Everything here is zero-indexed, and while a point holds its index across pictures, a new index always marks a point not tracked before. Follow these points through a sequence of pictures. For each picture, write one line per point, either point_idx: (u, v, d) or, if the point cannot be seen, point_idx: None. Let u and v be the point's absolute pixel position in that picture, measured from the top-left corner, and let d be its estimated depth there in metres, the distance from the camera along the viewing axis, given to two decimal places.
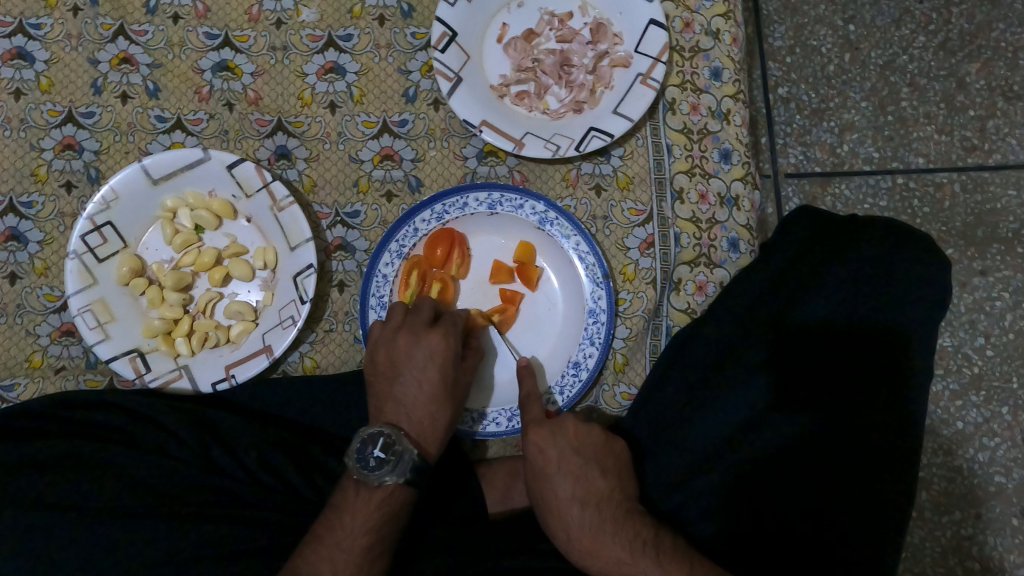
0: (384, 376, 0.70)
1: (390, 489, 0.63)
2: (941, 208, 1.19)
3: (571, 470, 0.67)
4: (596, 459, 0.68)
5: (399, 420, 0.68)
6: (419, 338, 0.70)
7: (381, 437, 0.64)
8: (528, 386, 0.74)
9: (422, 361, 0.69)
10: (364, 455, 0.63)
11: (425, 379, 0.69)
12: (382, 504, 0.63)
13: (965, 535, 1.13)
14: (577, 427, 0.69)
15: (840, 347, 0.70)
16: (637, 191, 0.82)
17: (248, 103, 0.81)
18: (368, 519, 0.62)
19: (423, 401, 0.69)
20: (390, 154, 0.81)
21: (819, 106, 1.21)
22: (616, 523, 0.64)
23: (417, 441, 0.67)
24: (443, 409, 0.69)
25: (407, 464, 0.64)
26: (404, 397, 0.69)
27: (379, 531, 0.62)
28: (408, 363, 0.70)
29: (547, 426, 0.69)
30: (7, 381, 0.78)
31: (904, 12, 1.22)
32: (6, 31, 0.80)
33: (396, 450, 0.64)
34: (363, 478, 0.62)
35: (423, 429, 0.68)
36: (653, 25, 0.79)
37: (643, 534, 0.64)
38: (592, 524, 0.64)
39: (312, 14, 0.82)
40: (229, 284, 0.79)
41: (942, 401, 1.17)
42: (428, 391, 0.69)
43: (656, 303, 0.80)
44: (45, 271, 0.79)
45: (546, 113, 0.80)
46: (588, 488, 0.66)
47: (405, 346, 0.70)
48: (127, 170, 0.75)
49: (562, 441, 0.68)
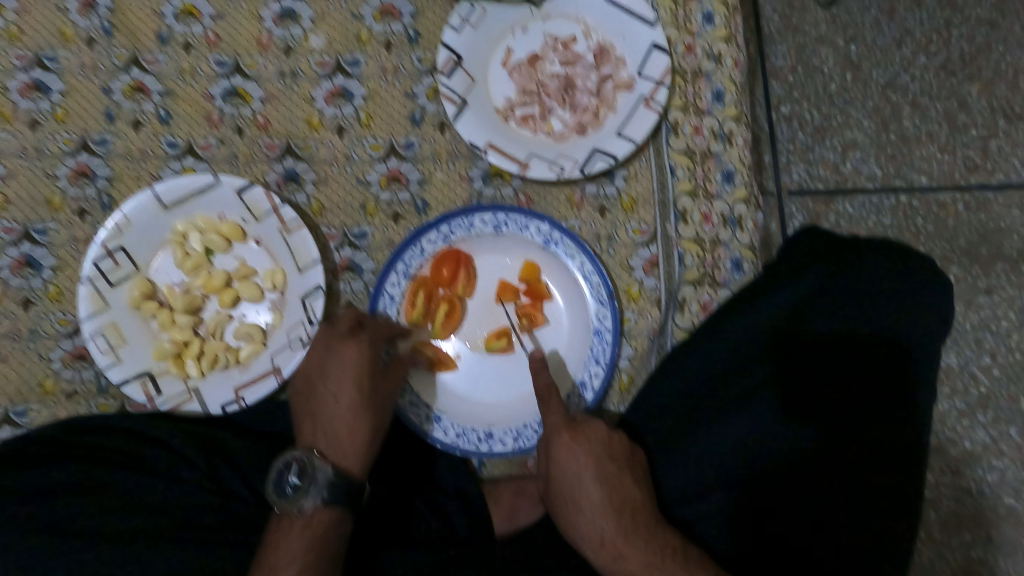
0: (302, 396, 0.72)
1: (310, 514, 0.65)
2: (945, 226, 1.19)
3: (606, 476, 0.67)
4: (628, 468, 0.69)
5: (316, 439, 0.70)
6: (329, 351, 0.72)
7: (294, 462, 0.66)
8: (543, 382, 0.72)
9: (334, 374, 0.71)
10: (281, 482, 0.65)
11: (337, 394, 0.70)
12: (304, 531, 0.64)
13: (976, 557, 1.12)
14: (610, 434, 0.70)
15: (847, 365, 0.70)
16: (641, 212, 0.83)
17: (257, 128, 0.82)
18: (301, 547, 0.63)
19: (341, 414, 0.70)
20: (397, 176, 0.83)
21: (821, 124, 1.22)
22: (647, 530, 0.66)
23: (334, 456, 0.68)
24: (360, 419, 0.70)
25: (323, 483, 0.66)
26: (319, 415, 0.71)
27: (312, 556, 0.63)
28: (323, 378, 0.71)
29: (580, 430, 0.69)
30: (20, 407, 0.79)
31: (904, 33, 1.23)
32: (24, 64, 0.81)
33: (310, 473, 0.66)
34: (283, 505, 0.64)
35: (340, 444, 0.69)
36: (656, 49, 0.80)
37: (672, 543, 0.65)
38: (626, 530, 0.65)
39: (320, 40, 0.83)
40: (239, 305, 0.80)
41: (948, 420, 1.16)
42: (341, 403, 0.70)
43: (661, 322, 0.81)
44: (58, 297, 0.81)
45: (551, 136, 0.81)
46: (623, 495, 0.67)
47: (320, 362, 0.72)
48: (139, 196, 0.76)
49: (596, 448, 0.68)
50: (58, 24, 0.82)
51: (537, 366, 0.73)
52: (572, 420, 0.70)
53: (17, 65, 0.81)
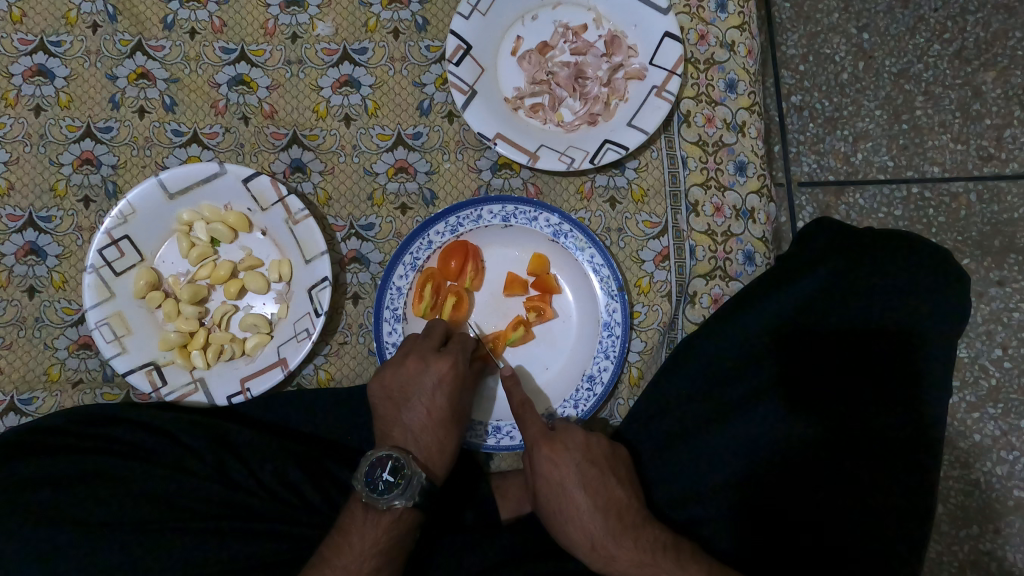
0: (392, 400, 0.71)
1: (398, 513, 0.64)
2: (957, 217, 1.18)
3: (589, 482, 0.67)
4: (611, 469, 0.69)
5: (408, 444, 0.70)
6: (431, 363, 0.71)
7: (390, 459, 0.65)
8: (518, 397, 0.71)
9: (432, 388, 0.71)
10: (373, 478, 0.64)
11: (434, 406, 0.71)
12: (389, 527, 0.63)
13: (983, 550, 1.12)
14: (586, 438, 0.69)
15: (859, 362, 0.69)
16: (652, 204, 0.81)
17: (263, 116, 0.81)
18: (376, 541, 0.62)
19: (436, 426, 0.71)
20: (404, 166, 0.81)
21: (833, 114, 1.21)
22: (636, 529, 0.65)
23: (426, 465, 0.69)
24: (451, 433, 0.72)
25: (416, 487, 0.65)
26: (413, 423, 0.71)
27: (387, 551, 0.63)
28: (420, 389, 0.71)
29: (558, 440, 0.69)
30: (26, 395, 0.79)
31: (919, 20, 1.21)
32: (28, 49, 0.81)
33: (405, 474, 0.64)
34: (370, 501, 0.63)
35: (431, 454, 0.70)
36: (668, 37, 0.79)
37: (663, 538, 0.65)
38: (614, 531, 0.65)
39: (327, 28, 0.82)
40: (245, 296, 0.79)
41: (958, 413, 1.15)
42: (437, 417, 0.71)
43: (672, 316, 0.80)
44: (63, 284, 0.80)
45: (560, 126, 0.80)
46: (608, 498, 0.67)
47: (414, 370, 0.71)
48: (144, 184, 0.75)
49: (576, 455, 0.68)
50: (62, 9, 0.82)
51: (511, 381, 0.71)
52: (551, 431, 0.70)
53: (21, 50, 0.81)
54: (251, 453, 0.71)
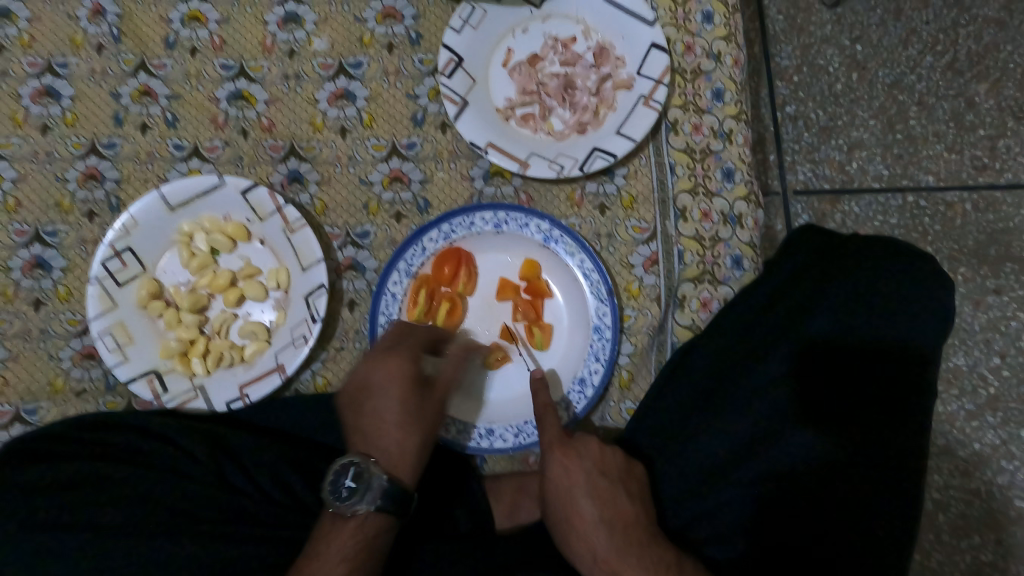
0: (355, 407, 0.72)
1: (362, 518, 0.65)
2: (953, 226, 1.19)
3: (598, 491, 0.69)
4: (623, 484, 0.70)
5: (370, 449, 0.70)
6: (375, 366, 0.72)
7: (352, 466, 0.66)
8: (541, 399, 0.75)
9: (385, 388, 0.71)
10: (338, 485, 0.65)
11: (390, 407, 0.71)
12: (354, 533, 0.65)
13: (985, 561, 1.11)
14: (601, 449, 0.71)
15: (857, 370, 0.69)
16: (640, 210, 0.83)
17: (261, 129, 0.84)
18: (342, 550, 0.63)
19: (395, 427, 0.70)
20: (399, 176, 0.83)
21: (826, 124, 1.22)
22: (640, 546, 0.66)
23: (390, 468, 0.69)
24: (412, 434, 0.71)
25: (377, 491, 0.66)
26: (374, 427, 0.71)
27: (355, 559, 0.63)
28: (376, 392, 0.72)
29: (572, 447, 0.71)
30: (31, 405, 0.80)
31: (910, 32, 1.23)
32: (36, 71, 0.84)
33: (366, 478, 0.66)
34: (338, 509, 0.64)
35: (394, 457, 0.69)
36: (655, 48, 0.81)
37: (666, 558, 0.65)
38: (619, 546, 0.66)
39: (324, 43, 0.85)
40: (244, 304, 0.81)
41: (957, 422, 1.15)
42: (394, 418, 0.70)
43: (661, 319, 0.81)
44: (67, 297, 0.82)
45: (550, 135, 0.82)
46: (614, 509, 0.68)
47: (366, 374, 0.72)
48: (146, 197, 0.78)
49: (588, 464, 0.70)
50: (69, 32, 0.85)
51: (535, 384, 0.75)
52: (566, 438, 0.72)
53: (30, 72, 0.84)
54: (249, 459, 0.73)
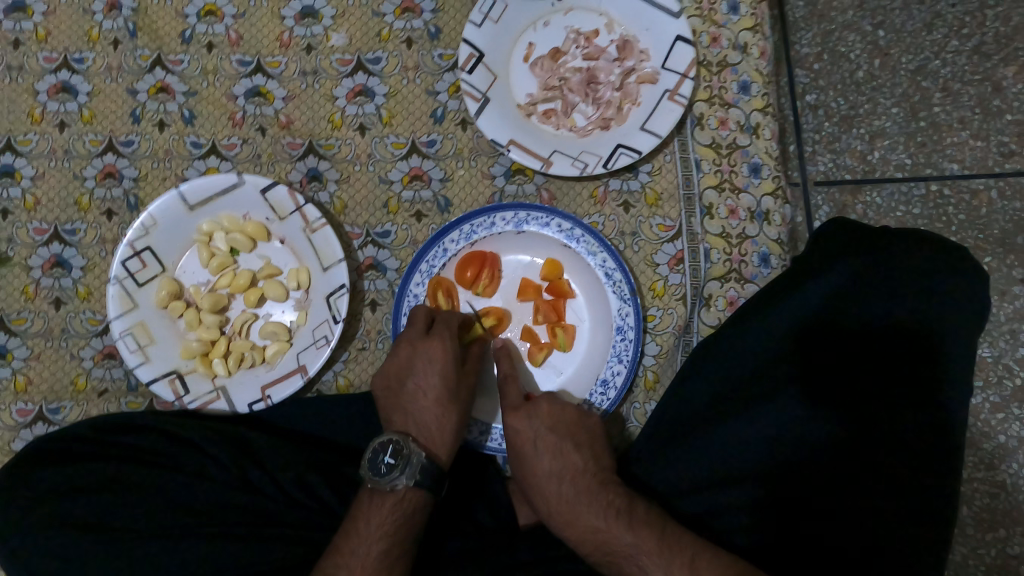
0: (391, 388, 0.73)
1: (401, 493, 0.65)
2: (978, 215, 1.16)
3: (545, 446, 0.71)
4: (568, 436, 0.72)
5: (409, 428, 0.71)
6: (418, 347, 0.73)
7: (391, 444, 0.66)
8: (506, 366, 0.77)
9: (425, 368, 0.72)
10: (375, 463, 0.65)
11: (429, 385, 0.72)
12: (394, 509, 0.64)
13: (1012, 554, 1.09)
14: (550, 406, 0.74)
15: (884, 367, 0.68)
16: (665, 207, 0.82)
17: (280, 127, 0.83)
18: (381, 524, 0.63)
19: (432, 405, 0.71)
20: (419, 174, 0.82)
21: (848, 112, 1.20)
22: (586, 492, 0.67)
23: (428, 446, 0.70)
24: (451, 411, 0.72)
25: (416, 466, 0.66)
26: (411, 406, 0.72)
27: (394, 533, 0.64)
28: (412, 372, 0.73)
29: (522, 408, 0.73)
30: (54, 404, 0.81)
31: (935, 16, 1.20)
32: (52, 67, 0.84)
33: (405, 454, 0.66)
34: (376, 485, 0.64)
35: (433, 434, 0.71)
36: (680, 40, 0.79)
37: (615, 502, 0.65)
38: (565, 496, 0.67)
39: (341, 38, 0.83)
40: (264, 304, 0.81)
41: (982, 414, 1.14)
42: (435, 397, 0.72)
43: (687, 319, 0.80)
44: (87, 296, 0.82)
45: (574, 131, 0.80)
46: (562, 462, 0.70)
47: (405, 356, 0.73)
48: (165, 196, 0.77)
49: (535, 422, 0.73)
50: (85, 27, 0.84)
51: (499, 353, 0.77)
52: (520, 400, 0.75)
53: (46, 68, 0.84)
54: (273, 460, 0.72)
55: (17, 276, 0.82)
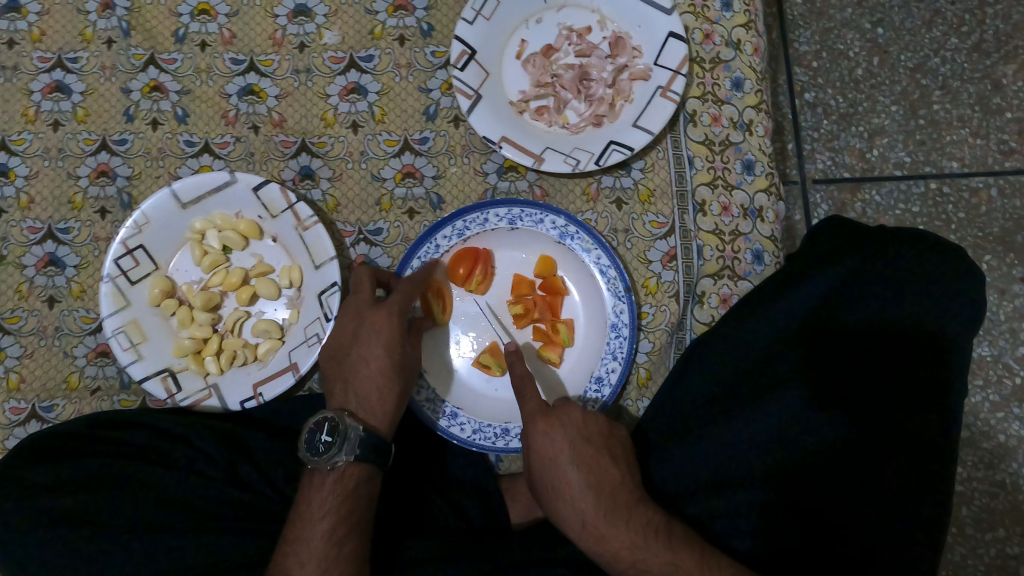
0: (334, 360, 0.72)
1: (342, 470, 0.65)
2: (978, 213, 1.16)
3: (582, 457, 0.67)
4: (607, 448, 0.68)
5: (348, 401, 0.69)
6: (363, 317, 0.71)
7: (325, 420, 0.65)
8: (518, 370, 0.73)
9: (367, 338, 0.70)
10: (312, 441, 0.64)
11: (371, 355, 0.70)
12: (335, 487, 0.64)
13: (1012, 554, 1.09)
14: (583, 415, 0.70)
15: (876, 366, 0.68)
16: (658, 204, 0.81)
17: (272, 125, 0.83)
18: (324, 503, 0.63)
19: (374, 376, 0.70)
20: (411, 172, 0.82)
21: (846, 110, 1.19)
22: (629, 509, 0.64)
23: (365, 418, 0.68)
24: (392, 384, 0.70)
25: (354, 441, 0.65)
26: (353, 377, 0.70)
27: (340, 511, 0.63)
28: (356, 343, 0.71)
29: (555, 415, 0.69)
30: (47, 402, 0.81)
31: (934, 13, 1.19)
32: (46, 66, 0.84)
33: (341, 431, 0.65)
34: (314, 465, 0.63)
35: (370, 406, 0.69)
36: (673, 37, 0.79)
37: (654, 520, 0.63)
38: (606, 509, 0.64)
39: (334, 36, 0.83)
40: (257, 302, 0.80)
41: (981, 413, 1.13)
42: (376, 367, 0.70)
43: (680, 316, 0.80)
44: (81, 294, 0.82)
45: (566, 128, 0.80)
46: (600, 475, 0.66)
47: (352, 325, 0.71)
48: (158, 194, 0.77)
49: (571, 431, 0.69)
50: (79, 26, 0.84)
51: (511, 358, 0.74)
52: (546, 406, 0.71)
53: (41, 67, 0.84)
54: (265, 459, 0.73)
55: (11, 275, 0.82)
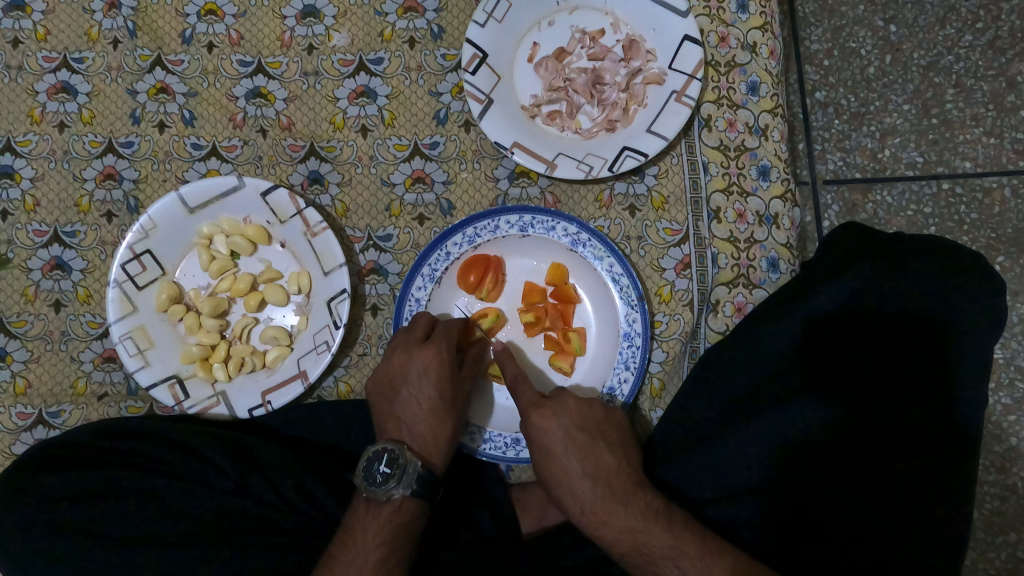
0: (384, 395, 0.71)
1: (398, 503, 0.65)
2: (991, 213, 1.14)
3: (577, 447, 0.68)
4: (601, 436, 0.70)
5: (403, 435, 0.70)
6: (412, 354, 0.71)
7: (386, 452, 0.65)
8: (510, 368, 0.72)
9: (419, 376, 0.71)
10: (370, 472, 0.64)
11: (423, 394, 0.71)
12: (390, 518, 0.64)
13: (1022, 558, 1.08)
14: (578, 404, 0.70)
15: (890, 376, 0.67)
16: (672, 211, 0.80)
17: (281, 128, 0.82)
18: (379, 533, 0.63)
19: (426, 416, 0.71)
20: (421, 176, 0.81)
21: (859, 110, 1.17)
22: (625, 494, 0.66)
23: (422, 453, 0.69)
24: (445, 422, 0.71)
25: (412, 475, 0.65)
26: (406, 414, 0.71)
27: (391, 543, 0.63)
28: (406, 380, 0.71)
29: (548, 405, 0.69)
30: (54, 407, 0.80)
31: (949, 10, 1.17)
32: (51, 66, 0.83)
33: (401, 463, 0.65)
34: (371, 495, 0.63)
35: (426, 443, 0.70)
36: (688, 40, 0.77)
37: (653, 504, 0.65)
38: (604, 495, 0.66)
39: (343, 38, 0.82)
40: (265, 308, 0.80)
41: (993, 416, 1.12)
42: (428, 406, 0.71)
43: (694, 326, 0.79)
44: (87, 299, 0.81)
45: (578, 133, 0.79)
46: (597, 464, 0.68)
47: (400, 362, 0.71)
48: (165, 199, 0.76)
49: (565, 421, 0.69)
50: (84, 26, 0.83)
51: (502, 354, 0.74)
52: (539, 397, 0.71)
53: (45, 68, 0.83)
54: (270, 465, 0.71)
55: (16, 279, 0.81)
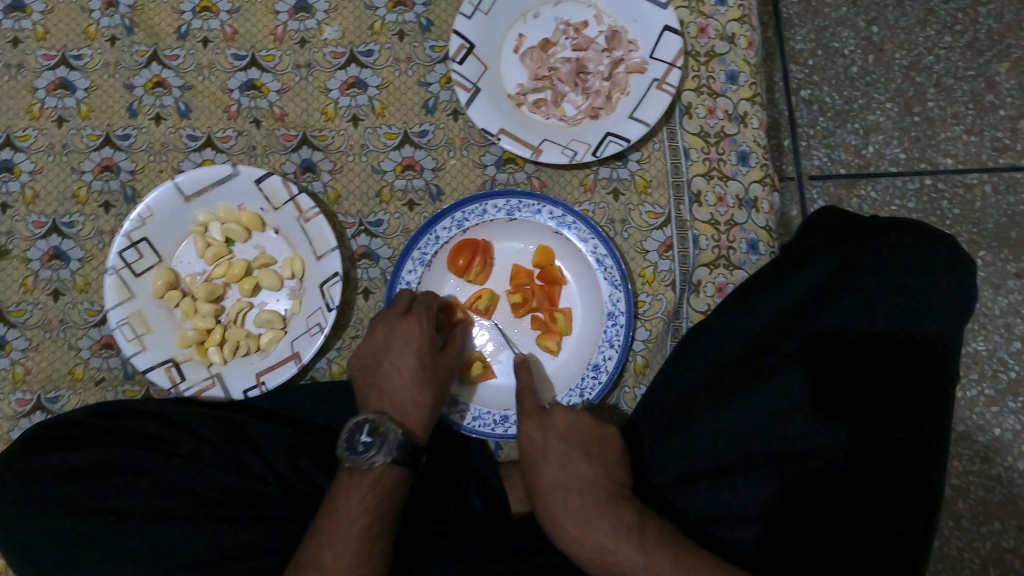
0: (367, 367, 0.74)
1: (380, 471, 0.66)
2: (972, 209, 1.17)
3: (557, 457, 0.68)
4: (584, 447, 0.69)
5: (384, 405, 0.71)
6: (394, 327, 0.73)
7: (366, 423, 0.68)
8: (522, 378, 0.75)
9: (401, 347, 0.73)
10: (352, 442, 0.66)
11: (405, 364, 0.73)
12: (373, 486, 0.65)
13: (1006, 548, 1.10)
14: (566, 416, 0.71)
15: (873, 350, 0.69)
16: (654, 194, 0.83)
17: (274, 119, 0.84)
18: (362, 502, 0.64)
19: (408, 384, 0.72)
20: (411, 164, 0.83)
21: (842, 107, 1.20)
22: (599, 507, 0.64)
23: (403, 422, 0.71)
24: (427, 391, 0.73)
25: (393, 443, 0.68)
26: (388, 384, 0.73)
27: (375, 510, 0.65)
28: (388, 352, 0.73)
29: (536, 416, 0.71)
30: (52, 393, 0.82)
31: (929, 13, 1.21)
32: (51, 63, 0.85)
33: (381, 432, 0.67)
34: (353, 464, 0.65)
35: (408, 412, 0.72)
36: (668, 30, 0.80)
37: (628, 519, 0.62)
38: (575, 511, 0.64)
39: (334, 32, 0.85)
40: (259, 293, 0.82)
41: (976, 407, 1.14)
42: (410, 375, 0.73)
43: (676, 305, 0.81)
44: (85, 287, 0.83)
45: (564, 121, 0.81)
46: (573, 474, 0.67)
47: (382, 335, 0.73)
48: (161, 187, 0.78)
49: (550, 433, 0.70)
50: (82, 24, 0.85)
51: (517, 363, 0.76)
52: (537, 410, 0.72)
53: (45, 64, 0.85)
54: (264, 443, 0.73)
55: (16, 269, 0.83)
